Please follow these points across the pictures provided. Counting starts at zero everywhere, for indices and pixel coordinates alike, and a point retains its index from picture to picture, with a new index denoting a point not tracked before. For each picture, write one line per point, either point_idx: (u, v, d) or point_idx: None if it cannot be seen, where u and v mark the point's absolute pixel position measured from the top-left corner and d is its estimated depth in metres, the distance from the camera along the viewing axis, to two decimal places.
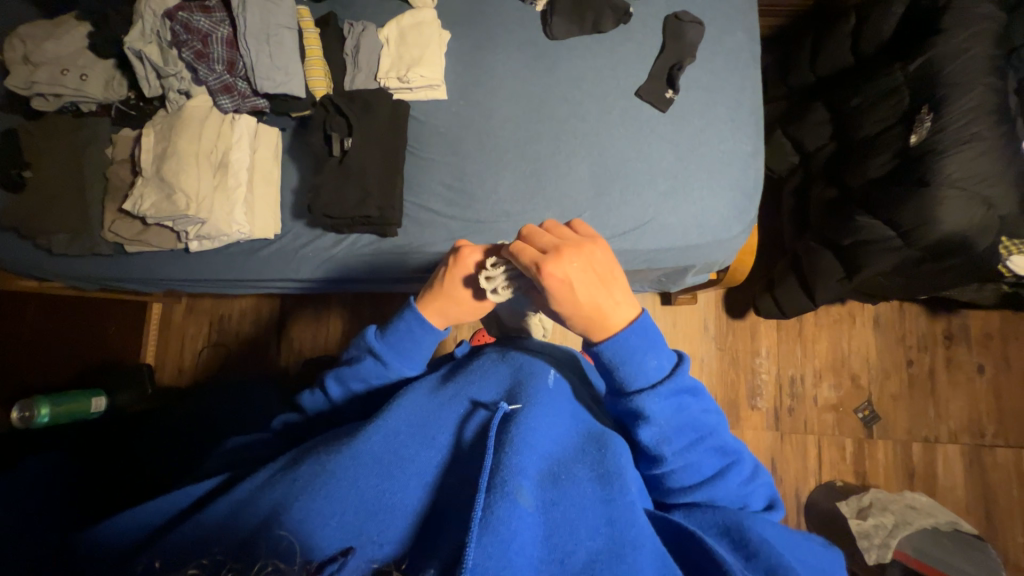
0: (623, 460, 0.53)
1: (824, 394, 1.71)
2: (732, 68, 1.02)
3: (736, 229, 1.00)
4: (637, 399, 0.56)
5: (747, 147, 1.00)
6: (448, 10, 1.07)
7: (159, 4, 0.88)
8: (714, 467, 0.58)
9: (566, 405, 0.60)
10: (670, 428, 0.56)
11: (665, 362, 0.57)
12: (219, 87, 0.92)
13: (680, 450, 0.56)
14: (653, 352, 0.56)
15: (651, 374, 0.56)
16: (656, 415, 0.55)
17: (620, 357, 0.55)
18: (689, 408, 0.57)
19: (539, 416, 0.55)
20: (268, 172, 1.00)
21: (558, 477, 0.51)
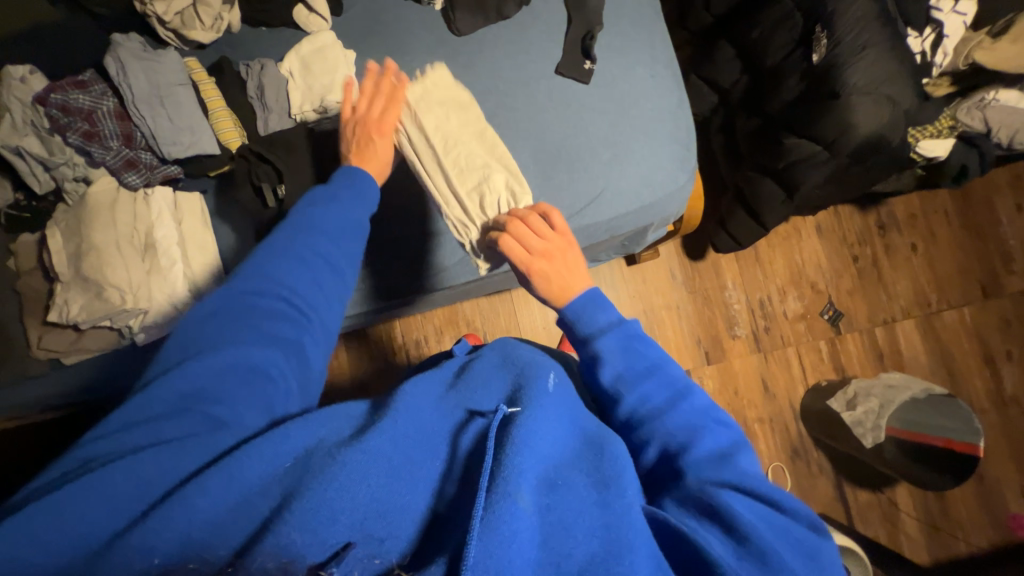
0: (619, 463, 0.52)
1: (792, 306, 1.83)
2: (640, 25, 1.04)
3: (683, 179, 1.03)
4: (620, 374, 0.63)
5: (672, 99, 1.03)
6: (346, 28, 1.02)
7: (26, 90, 0.79)
8: (717, 446, 0.57)
9: (571, 405, 0.58)
10: (654, 408, 0.59)
11: (647, 343, 0.65)
12: (121, 163, 0.84)
13: (670, 432, 0.57)
14: (629, 334, 0.66)
15: (631, 350, 0.64)
16: (640, 390, 0.61)
17: (610, 353, 0.64)
18: (672, 387, 0.61)
19: (543, 415, 0.53)
20: (202, 240, 0.92)
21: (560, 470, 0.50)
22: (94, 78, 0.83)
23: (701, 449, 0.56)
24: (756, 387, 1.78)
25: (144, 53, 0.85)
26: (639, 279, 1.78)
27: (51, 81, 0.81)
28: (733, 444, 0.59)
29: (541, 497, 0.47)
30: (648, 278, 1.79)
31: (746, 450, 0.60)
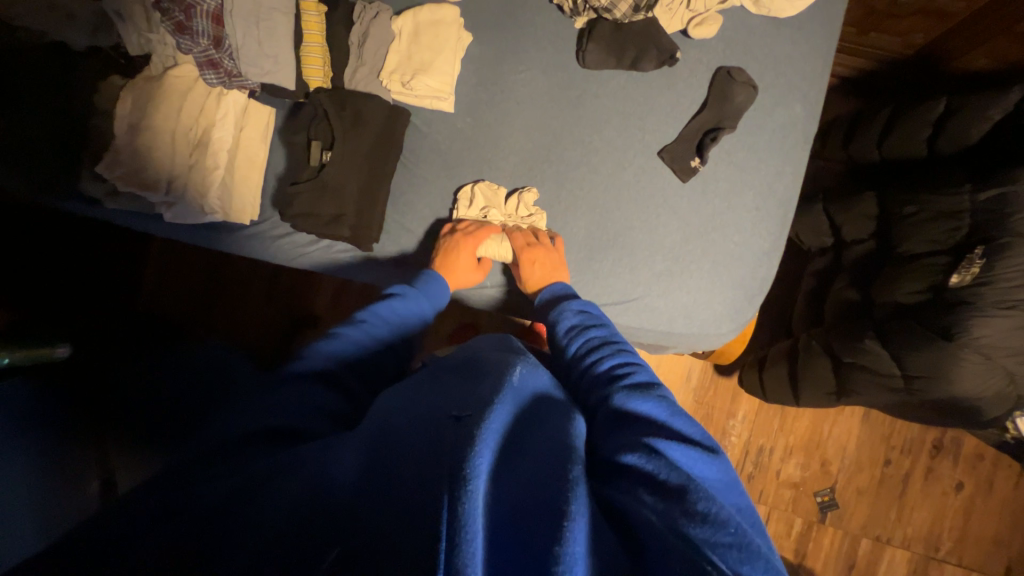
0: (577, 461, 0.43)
1: (790, 470, 1.66)
2: (775, 149, 0.89)
3: (727, 327, 0.91)
4: (607, 362, 0.65)
5: (764, 244, 0.90)
6: (476, 8, 0.95)
7: None
8: (695, 440, 0.51)
9: (535, 401, 0.50)
10: (639, 394, 0.57)
11: (625, 343, 0.70)
12: (204, 60, 0.84)
13: (651, 422, 0.53)
14: (614, 337, 0.71)
15: (615, 347, 0.68)
16: (629, 378, 0.61)
17: (631, 355, 0.66)
18: (656, 388, 0.59)
19: (505, 409, 0.45)
20: (253, 155, 0.92)
21: (527, 451, 0.43)
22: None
23: (681, 440, 0.50)
24: None
25: None
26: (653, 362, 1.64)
27: None
28: (710, 442, 0.53)
29: (509, 480, 0.40)
30: (661, 367, 1.66)
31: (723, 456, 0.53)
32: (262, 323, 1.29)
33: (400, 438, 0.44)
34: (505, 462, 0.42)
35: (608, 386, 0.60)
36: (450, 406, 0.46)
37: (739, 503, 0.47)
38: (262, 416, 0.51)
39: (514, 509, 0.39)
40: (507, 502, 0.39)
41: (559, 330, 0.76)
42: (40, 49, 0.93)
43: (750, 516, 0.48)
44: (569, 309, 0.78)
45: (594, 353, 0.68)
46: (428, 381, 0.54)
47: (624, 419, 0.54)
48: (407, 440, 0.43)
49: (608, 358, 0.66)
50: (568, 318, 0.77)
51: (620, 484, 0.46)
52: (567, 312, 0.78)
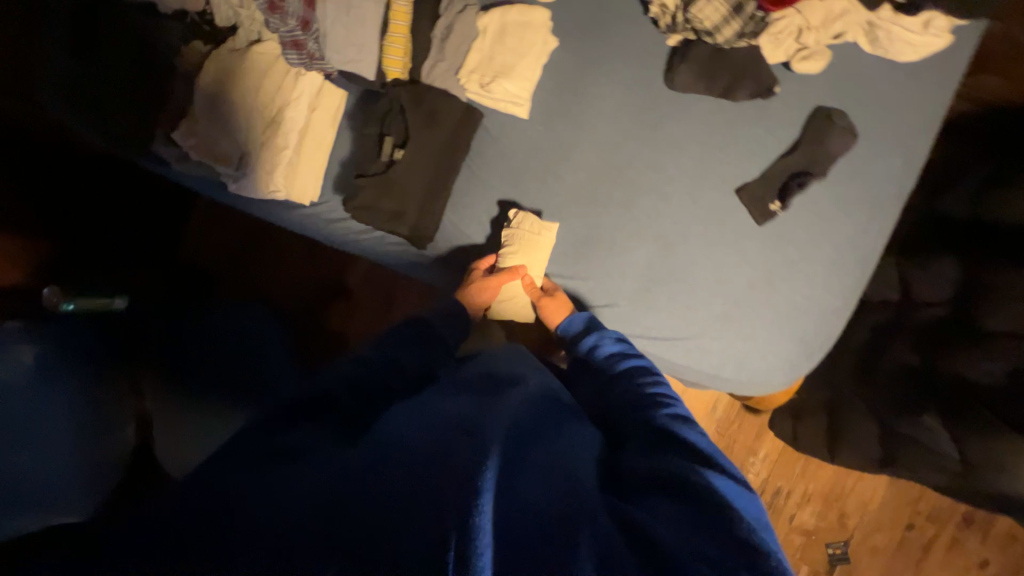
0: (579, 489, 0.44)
1: (804, 517, 1.62)
2: (864, 204, 0.84)
3: (778, 380, 0.88)
4: (651, 388, 0.70)
5: (834, 300, 0.85)
6: (565, 12, 0.90)
7: None
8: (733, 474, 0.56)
9: (538, 428, 0.51)
10: (682, 426, 0.63)
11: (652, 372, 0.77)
12: (289, 41, 0.83)
13: (694, 450, 0.58)
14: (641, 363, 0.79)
15: (642, 373, 0.75)
16: (671, 409, 0.66)
17: (668, 390, 0.71)
18: (680, 415, 0.66)
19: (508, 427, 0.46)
20: (321, 137, 0.91)
21: (532, 470, 0.44)
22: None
23: (699, 462, 0.55)
24: None
25: None
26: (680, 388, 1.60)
27: None
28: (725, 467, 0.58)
29: (515, 493, 0.40)
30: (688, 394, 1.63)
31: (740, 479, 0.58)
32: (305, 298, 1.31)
33: (409, 446, 0.44)
34: (514, 473, 0.42)
35: (634, 410, 0.67)
36: (461, 423, 0.47)
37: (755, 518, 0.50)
38: (268, 434, 0.50)
39: (528, 495, 0.41)
40: (515, 511, 0.39)
41: (584, 343, 0.82)
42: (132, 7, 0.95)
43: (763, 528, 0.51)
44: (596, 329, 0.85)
45: (623, 376, 0.75)
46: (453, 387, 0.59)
47: (649, 441, 0.60)
48: (436, 433, 0.47)
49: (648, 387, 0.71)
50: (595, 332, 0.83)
51: (650, 510, 0.47)
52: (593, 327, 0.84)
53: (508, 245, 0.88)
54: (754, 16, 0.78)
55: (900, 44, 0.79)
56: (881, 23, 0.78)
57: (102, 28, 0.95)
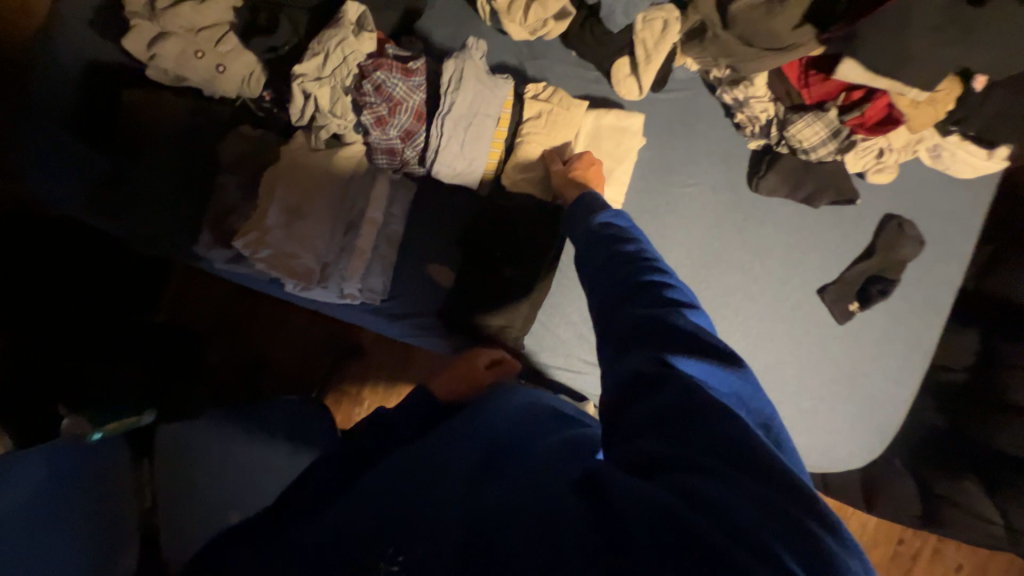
0: (526, 466, 0.48)
1: None
2: (927, 303, 0.92)
3: (855, 465, 0.94)
4: (634, 267, 0.57)
5: (903, 390, 0.93)
6: (653, 115, 0.91)
7: (353, 45, 0.72)
8: (713, 355, 0.48)
9: (502, 426, 0.56)
10: (661, 308, 0.51)
11: (671, 277, 0.55)
12: (383, 147, 0.77)
13: (657, 333, 0.49)
14: (658, 266, 0.57)
15: (651, 287, 0.54)
16: (653, 288, 0.53)
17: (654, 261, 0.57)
18: (700, 347, 0.48)
19: (464, 445, 0.53)
20: (399, 236, 0.85)
21: (491, 470, 0.49)
22: (421, 68, 0.76)
23: (701, 417, 0.42)
24: None
25: (484, 73, 0.78)
26: None
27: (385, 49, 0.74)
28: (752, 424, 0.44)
29: (470, 497, 0.46)
30: None
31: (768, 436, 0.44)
32: (331, 382, 1.15)
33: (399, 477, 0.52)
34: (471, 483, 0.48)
35: (633, 334, 0.50)
36: (438, 446, 0.54)
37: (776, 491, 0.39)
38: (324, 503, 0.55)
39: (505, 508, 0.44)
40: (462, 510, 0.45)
41: (589, 240, 0.64)
42: (171, 90, 0.83)
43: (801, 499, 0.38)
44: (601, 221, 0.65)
45: (620, 291, 0.55)
46: (465, 419, 0.59)
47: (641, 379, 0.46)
48: (434, 462, 0.51)
49: (631, 268, 0.57)
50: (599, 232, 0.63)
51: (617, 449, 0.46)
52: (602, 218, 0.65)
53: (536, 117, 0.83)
54: (845, 134, 0.81)
55: (960, 163, 0.85)
56: (946, 145, 0.84)
57: (131, 113, 0.82)
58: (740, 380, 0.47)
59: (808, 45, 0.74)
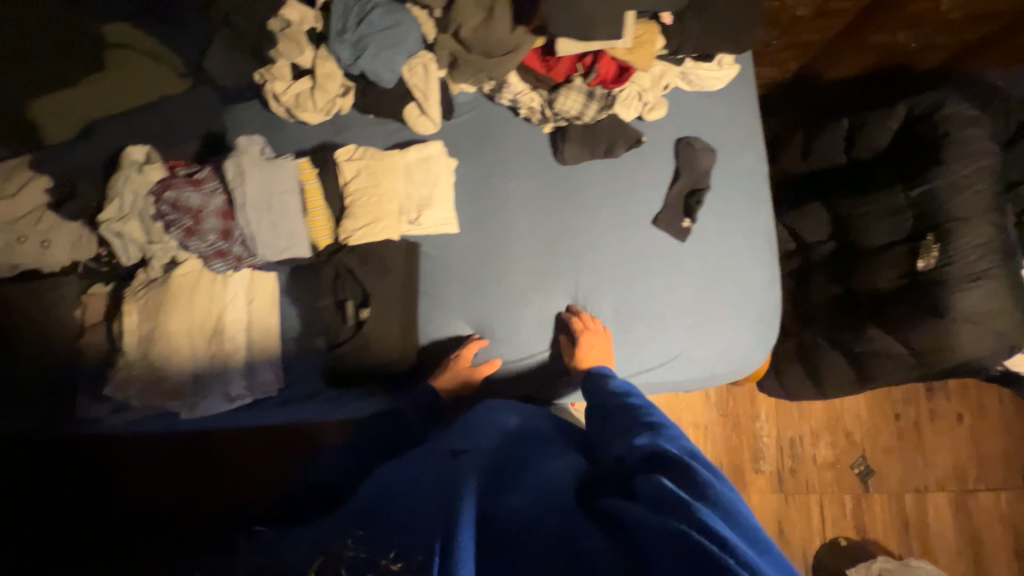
0: (554, 512, 0.56)
1: (822, 452, 1.78)
2: (745, 195, 1.03)
3: (758, 357, 1.00)
4: (637, 405, 0.73)
5: (765, 276, 1.01)
6: (453, 138, 1.03)
7: (141, 180, 0.80)
8: (708, 464, 0.58)
9: (525, 477, 0.63)
10: (659, 436, 0.64)
11: (665, 419, 0.69)
12: (213, 253, 0.83)
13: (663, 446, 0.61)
14: (656, 411, 0.71)
15: (653, 423, 0.68)
16: (653, 423, 0.68)
17: (651, 406, 0.73)
18: (687, 449, 0.61)
19: (495, 491, 0.59)
20: (268, 323, 0.89)
21: (521, 512, 0.55)
22: (208, 174, 0.83)
23: (687, 479, 0.54)
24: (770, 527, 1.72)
25: (264, 157, 0.84)
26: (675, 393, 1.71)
27: (169, 173, 0.81)
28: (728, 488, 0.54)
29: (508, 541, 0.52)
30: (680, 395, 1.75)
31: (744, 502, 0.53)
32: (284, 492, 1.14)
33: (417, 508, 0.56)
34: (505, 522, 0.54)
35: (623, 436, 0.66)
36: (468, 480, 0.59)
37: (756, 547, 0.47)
38: None
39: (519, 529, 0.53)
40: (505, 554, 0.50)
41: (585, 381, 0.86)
42: (8, 279, 0.87)
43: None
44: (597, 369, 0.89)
45: (626, 427, 0.70)
46: (481, 457, 0.65)
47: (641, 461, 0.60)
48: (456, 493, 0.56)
49: (639, 408, 0.73)
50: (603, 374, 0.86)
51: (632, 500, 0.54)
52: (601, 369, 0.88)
53: (354, 171, 0.90)
54: (601, 93, 0.96)
55: (708, 80, 1.01)
56: (688, 70, 1.00)
57: None
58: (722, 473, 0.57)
59: (531, 41, 0.88)
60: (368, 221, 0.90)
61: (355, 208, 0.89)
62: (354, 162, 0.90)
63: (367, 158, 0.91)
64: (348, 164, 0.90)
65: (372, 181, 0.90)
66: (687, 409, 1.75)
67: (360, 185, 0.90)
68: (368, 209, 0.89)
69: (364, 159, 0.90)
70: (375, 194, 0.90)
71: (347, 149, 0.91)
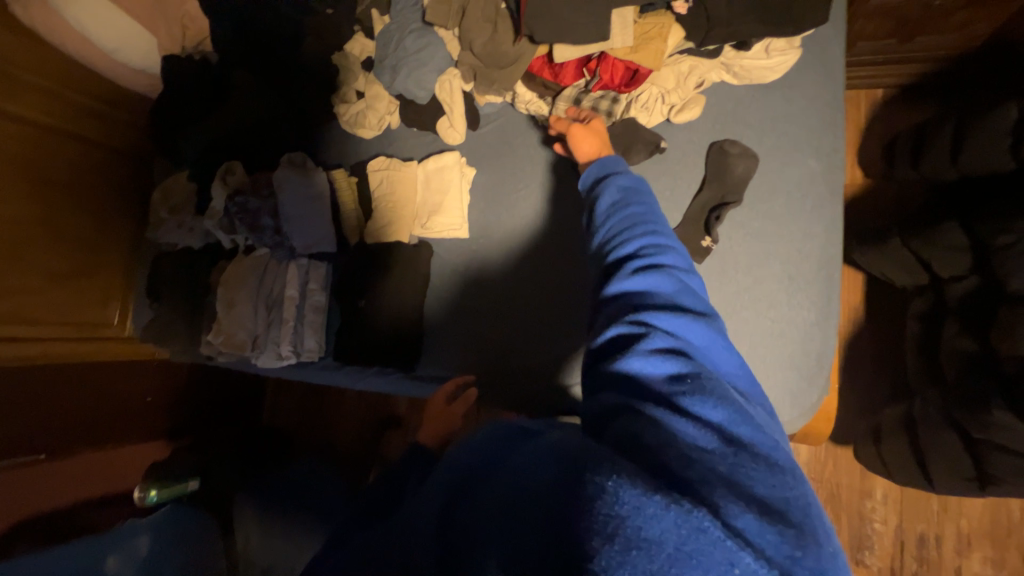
0: (524, 451, 0.50)
1: (973, 567, 1.27)
2: (798, 211, 0.83)
3: (791, 413, 0.81)
4: (633, 242, 0.63)
5: (809, 315, 0.82)
6: (473, 145, 1.05)
7: (224, 186, 1.07)
8: (694, 310, 0.55)
9: (503, 434, 0.57)
10: (643, 274, 0.59)
11: (665, 245, 0.62)
12: (273, 244, 1.09)
13: (652, 298, 0.56)
14: (655, 234, 0.63)
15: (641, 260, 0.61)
16: (645, 256, 0.61)
17: (663, 240, 0.63)
18: (684, 294, 0.57)
19: (467, 463, 0.54)
20: (316, 303, 1.07)
21: (489, 471, 0.51)
22: (266, 183, 1.08)
23: (682, 372, 0.49)
24: None
25: (302, 169, 1.05)
26: None
27: (244, 181, 1.08)
28: (750, 511, 0.38)
29: (471, 505, 0.48)
30: None
31: (780, 529, 0.37)
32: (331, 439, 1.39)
33: (399, 525, 0.54)
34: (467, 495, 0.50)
35: (615, 408, 0.49)
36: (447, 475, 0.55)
37: (772, 504, 0.39)
38: None
39: (478, 527, 0.44)
40: (471, 511, 0.46)
41: (601, 275, 0.66)
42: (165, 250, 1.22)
43: (793, 507, 0.39)
44: (634, 225, 0.65)
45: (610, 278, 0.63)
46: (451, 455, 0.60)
47: (630, 449, 0.44)
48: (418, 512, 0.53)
49: (632, 239, 0.64)
50: (628, 254, 0.63)
51: (620, 398, 0.50)
52: (627, 242, 0.64)
53: (385, 182, 1.05)
54: (608, 98, 0.90)
55: (755, 71, 0.85)
56: (728, 62, 0.86)
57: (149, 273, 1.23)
58: (764, 479, 0.40)
59: (530, 48, 0.90)
60: (387, 219, 1.04)
61: (382, 211, 1.04)
62: (384, 171, 1.05)
63: (396, 169, 1.05)
64: (379, 176, 1.05)
65: (398, 188, 1.04)
66: None
67: (387, 192, 1.04)
68: (390, 213, 1.04)
69: (392, 170, 1.05)
70: (399, 203, 1.03)
71: (380, 161, 1.06)
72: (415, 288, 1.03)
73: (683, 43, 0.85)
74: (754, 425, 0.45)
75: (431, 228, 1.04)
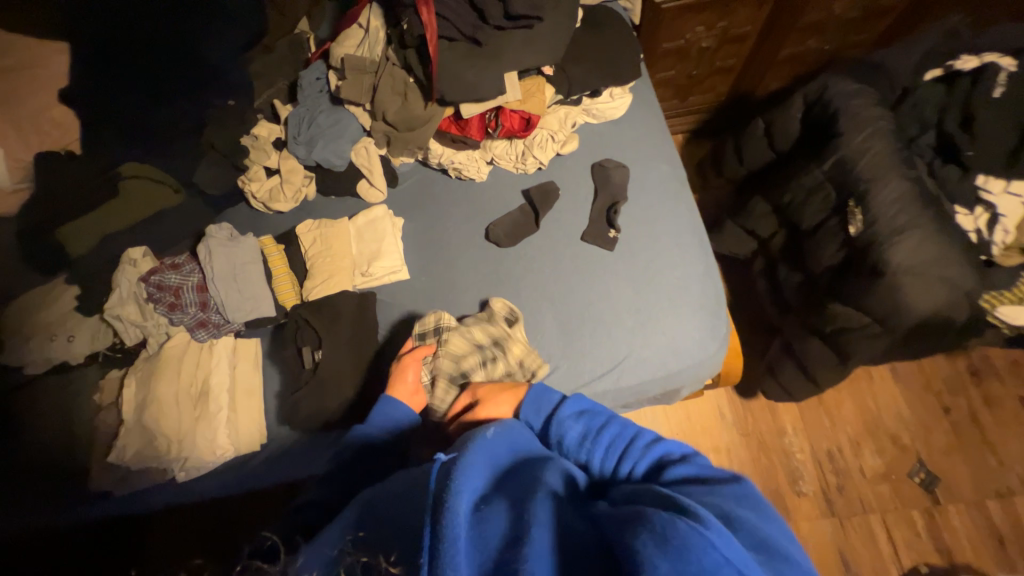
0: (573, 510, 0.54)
1: (869, 462, 1.57)
2: (664, 197, 1.11)
3: (712, 347, 1.00)
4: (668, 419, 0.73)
5: (698, 268, 1.05)
6: (398, 199, 1.18)
7: (133, 271, 1.00)
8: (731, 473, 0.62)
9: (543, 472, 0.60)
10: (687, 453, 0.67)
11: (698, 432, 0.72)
12: (195, 323, 1.01)
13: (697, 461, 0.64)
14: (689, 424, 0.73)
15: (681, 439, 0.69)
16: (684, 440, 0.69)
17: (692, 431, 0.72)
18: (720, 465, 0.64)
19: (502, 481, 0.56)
20: (250, 384, 1.01)
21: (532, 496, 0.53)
22: (187, 260, 1.03)
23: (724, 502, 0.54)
24: (832, 561, 1.49)
25: (229, 238, 1.03)
26: (682, 417, 1.63)
27: (155, 263, 1.02)
28: None
29: (507, 521, 0.49)
30: (693, 418, 1.64)
31: None
32: None
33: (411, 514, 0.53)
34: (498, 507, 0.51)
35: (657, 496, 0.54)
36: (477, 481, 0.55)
37: None
38: None
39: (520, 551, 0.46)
40: (514, 531, 0.48)
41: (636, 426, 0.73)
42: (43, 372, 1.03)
43: None
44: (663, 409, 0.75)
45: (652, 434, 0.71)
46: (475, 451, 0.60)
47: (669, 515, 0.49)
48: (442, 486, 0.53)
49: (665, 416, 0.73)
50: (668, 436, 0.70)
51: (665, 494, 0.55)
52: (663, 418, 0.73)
53: (318, 240, 1.08)
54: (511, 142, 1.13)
55: (607, 110, 1.16)
56: (587, 107, 1.15)
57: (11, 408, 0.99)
58: None
59: (440, 111, 1.09)
60: (322, 272, 1.05)
61: (317, 267, 1.06)
62: (315, 229, 1.09)
63: (325, 227, 1.09)
64: (308, 236, 1.08)
65: (332, 241, 1.08)
66: (701, 435, 1.62)
67: (319, 247, 1.08)
68: (325, 266, 1.05)
69: (322, 228, 1.09)
70: (332, 256, 1.06)
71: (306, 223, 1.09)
72: (364, 335, 1.02)
73: (555, 95, 1.12)
74: (790, 559, 0.49)
75: (371, 271, 1.07)
